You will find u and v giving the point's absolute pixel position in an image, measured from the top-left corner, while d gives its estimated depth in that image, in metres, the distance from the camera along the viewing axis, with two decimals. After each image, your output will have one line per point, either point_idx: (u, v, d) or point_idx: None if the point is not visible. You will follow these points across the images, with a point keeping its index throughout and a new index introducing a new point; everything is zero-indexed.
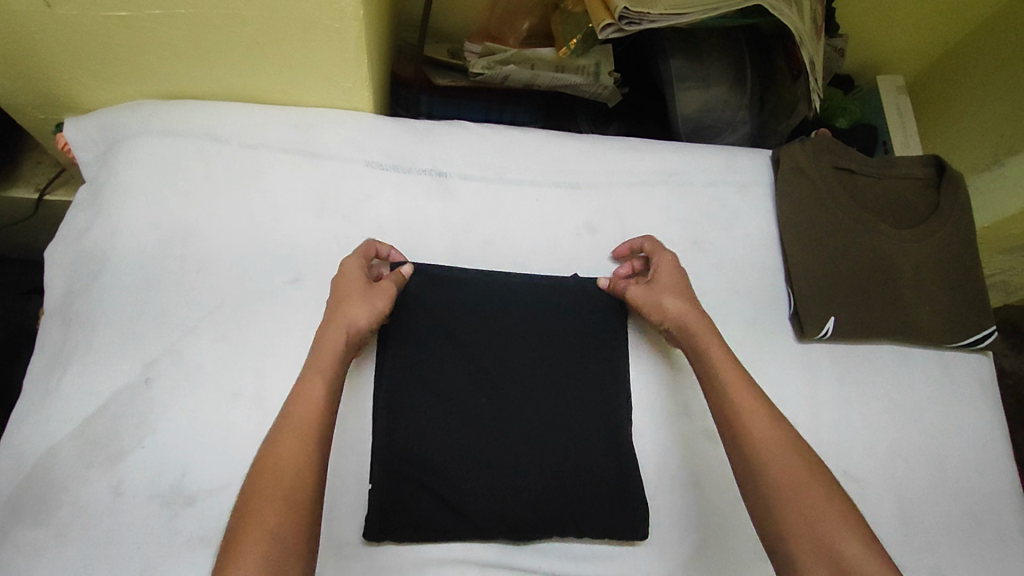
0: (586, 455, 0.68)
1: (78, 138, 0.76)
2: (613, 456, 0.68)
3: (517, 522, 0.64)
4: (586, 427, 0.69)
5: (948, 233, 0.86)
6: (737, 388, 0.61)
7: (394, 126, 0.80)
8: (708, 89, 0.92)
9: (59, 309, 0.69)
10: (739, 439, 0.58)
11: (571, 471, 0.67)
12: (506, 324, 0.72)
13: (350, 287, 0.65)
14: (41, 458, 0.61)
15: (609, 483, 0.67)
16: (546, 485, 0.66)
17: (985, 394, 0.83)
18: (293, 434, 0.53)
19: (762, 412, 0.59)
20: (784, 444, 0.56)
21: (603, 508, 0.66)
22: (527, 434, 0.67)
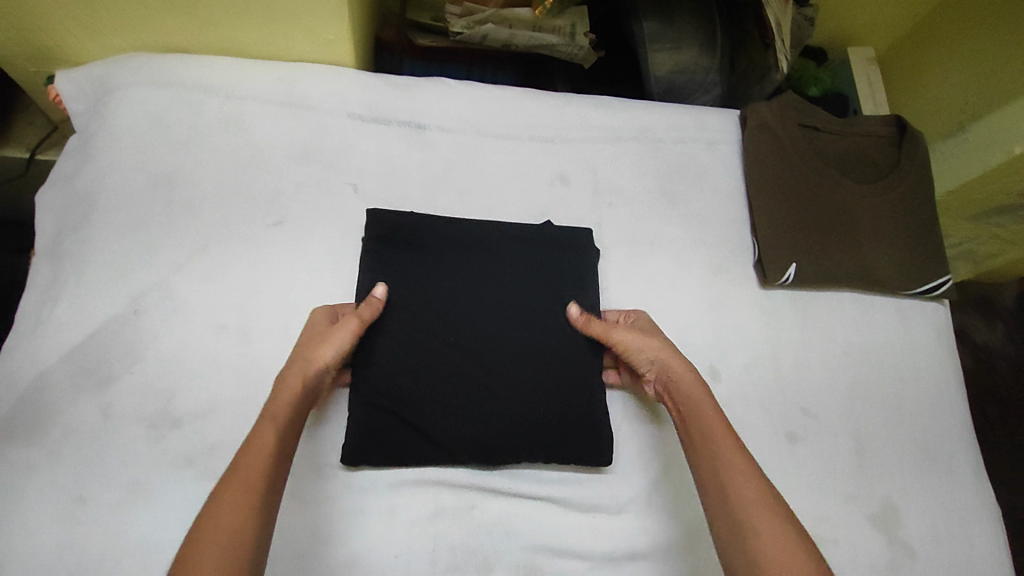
0: (553, 387, 0.72)
1: (68, 89, 0.79)
2: (579, 387, 0.73)
3: (488, 448, 0.68)
4: (555, 360, 0.73)
5: (909, 188, 0.90)
6: (722, 442, 0.61)
7: (375, 80, 0.83)
8: (680, 51, 0.96)
9: (50, 248, 0.72)
10: (724, 497, 0.58)
11: (539, 404, 0.71)
12: (480, 265, 0.76)
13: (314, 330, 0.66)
14: (32, 383, 0.64)
15: (575, 414, 0.72)
16: (516, 415, 0.70)
17: (939, 339, 0.87)
18: (238, 484, 0.52)
19: (749, 473, 0.59)
20: (763, 507, 0.56)
21: (571, 436, 0.71)
22: (498, 367, 0.72)
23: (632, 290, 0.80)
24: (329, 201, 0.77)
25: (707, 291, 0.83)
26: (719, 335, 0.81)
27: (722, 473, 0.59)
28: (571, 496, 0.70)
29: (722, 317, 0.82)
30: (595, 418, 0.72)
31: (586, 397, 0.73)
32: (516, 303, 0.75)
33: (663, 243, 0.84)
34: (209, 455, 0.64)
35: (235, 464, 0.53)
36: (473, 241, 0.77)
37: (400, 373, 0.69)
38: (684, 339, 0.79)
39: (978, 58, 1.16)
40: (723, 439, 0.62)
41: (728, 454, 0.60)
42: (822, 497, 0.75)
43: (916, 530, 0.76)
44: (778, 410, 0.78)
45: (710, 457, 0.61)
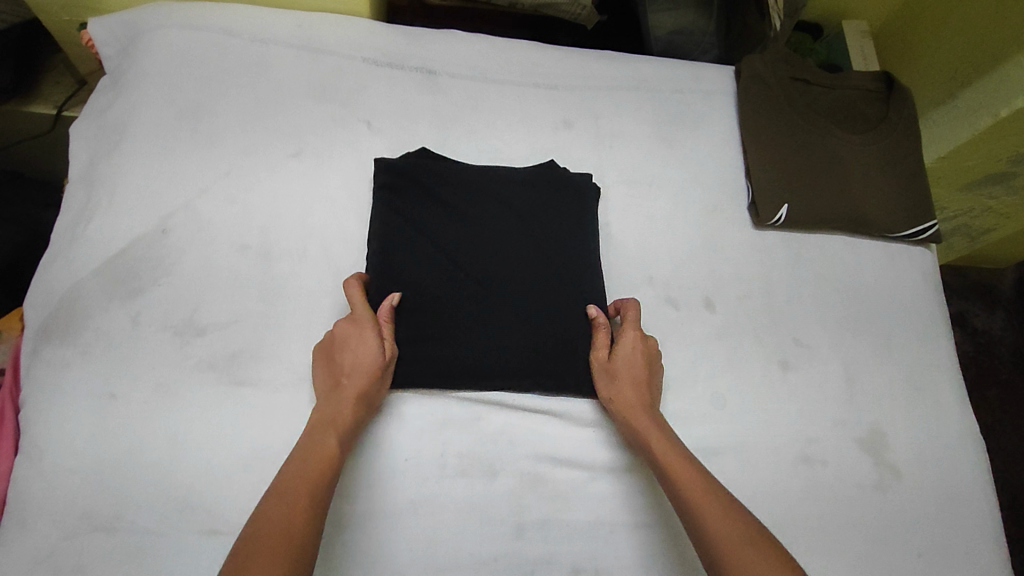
0: (551, 308, 0.75)
1: (102, 34, 0.84)
2: (579, 308, 0.76)
3: (492, 363, 0.72)
4: (554, 285, 0.77)
5: (896, 140, 0.95)
6: (687, 479, 0.62)
7: (389, 29, 0.88)
8: (677, 10, 1.00)
9: (84, 175, 0.76)
10: (698, 534, 0.58)
11: (536, 325, 0.74)
12: (484, 197, 0.79)
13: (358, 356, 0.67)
14: (67, 292, 0.68)
15: (572, 335, 0.75)
16: (517, 334, 0.73)
17: (927, 282, 0.91)
18: (299, 493, 0.55)
19: (715, 508, 0.59)
20: (741, 535, 0.57)
21: (569, 354, 0.74)
22: (499, 291, 0.75)
23: (632, 227, 0.84)
24: (346, 137, 0.81)
25: (705, 230, 0.87)
26: (715, 271, 0.85)
27: (691, 516, 0.60)
28: (574, 410, 0.74)
29: (718, 254, 0.86)
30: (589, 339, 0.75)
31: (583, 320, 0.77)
32: (518, 232, 0.78)
33: (661, 185, 0.88)
34: (231, 361, 0.68)
35: (291, 470, 0.58)
36: (477, 173, 0.80)
37: (412, 294, 0.73)
38: (682, 273, 0.83)
39: (968, 30, 1.20)
40: (689, 478, 0.62)
41: (692, 494, 0.61)
42: (813, 422, 0.79)
43: (902, 455, 0.79)
44: (770, 341, 0.82)
45: (676, 501, 0.62)
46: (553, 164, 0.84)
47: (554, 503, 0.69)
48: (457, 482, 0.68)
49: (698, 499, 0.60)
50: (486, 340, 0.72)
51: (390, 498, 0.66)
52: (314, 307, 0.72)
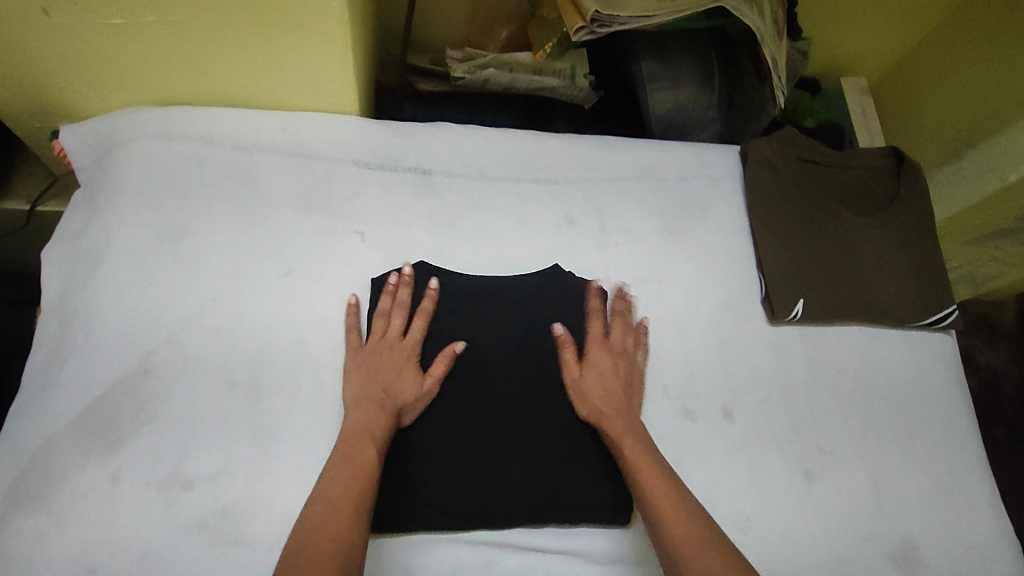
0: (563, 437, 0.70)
1: (75, 145, 0.79)
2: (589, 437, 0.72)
3: (500, 508, 0.66)
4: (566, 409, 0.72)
5: (910, 220, 0.91)
6: (650, 477, 0.63)
7: (380, 127, 0.84)
8: (678, 90, 0.97)
9: (57, 307, 0.71)
10: (660, 533, 0.59)
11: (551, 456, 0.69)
12: (482, 316, 0.75)
13: (389, 372, 0.68)
14: (39, 449, 0.63)
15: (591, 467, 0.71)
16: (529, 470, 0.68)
17: (949, 371, 0.87)
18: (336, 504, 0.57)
19: (677, 510, 0.60)
20: (700, 540, 0.58)
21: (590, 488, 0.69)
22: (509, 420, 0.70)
23: (643, 332, 0.80)
24: (337, 249, 0.77)
25: (717, 329, 0.83)
26: (731, 373, 0.80)
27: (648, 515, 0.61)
28: (593, 548, 0.69)
29: (733, 355, 0.82)
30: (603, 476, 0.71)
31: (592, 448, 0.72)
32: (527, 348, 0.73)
33: (671, 282, 0.84)
34: (221, 518, 0.62)
35: (323, 486, 0.59)
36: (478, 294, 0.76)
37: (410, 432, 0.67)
38: (696, 379, 0.79)
39: (967, 87, 1.17)
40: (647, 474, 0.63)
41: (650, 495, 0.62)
42: (842, 536, 0.74)
43: (939, 567, 0.75)
44: (793, 451, 0.78)
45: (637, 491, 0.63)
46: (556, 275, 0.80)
47: None
48: None
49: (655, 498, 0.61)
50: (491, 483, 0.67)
51: None
52: (310, 447, 0.67)
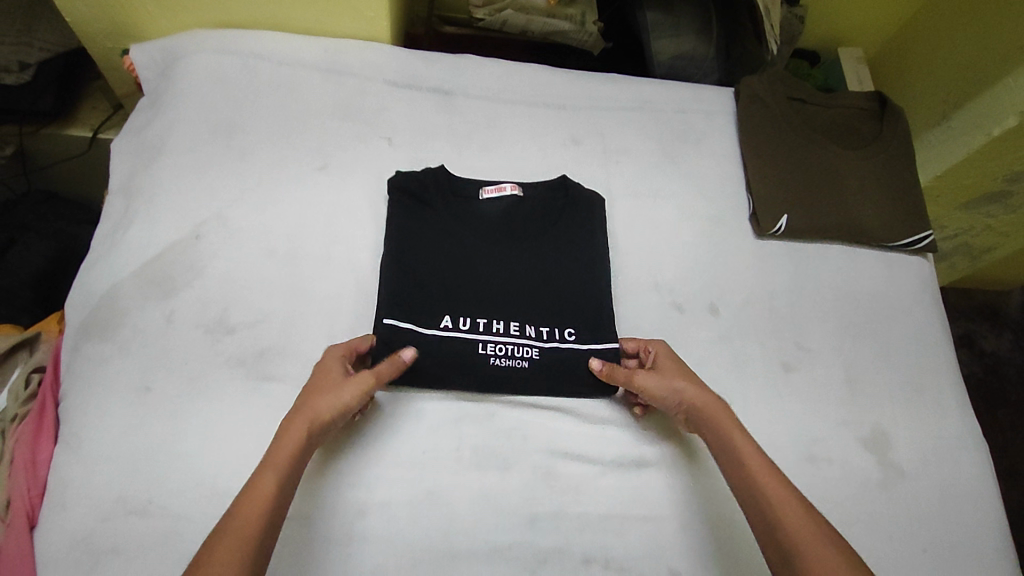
0: (457, 339, 0.74)
1: (142, 59, 0.90)
2: (484, 338, 0.75)
3: (495, 378, 0.74)
4: (476, 313, 0.76)
5: (891, 155, 0.98)
6: (760, 472, 0.62)
7: (408, 55, 0.94)
8: (679, 37, 1.06)
9: (124, 187, 0.81)
10: (771, 520, 0.59)
11: (431, 354, 0.73)
12: (478, 212, 0.83)
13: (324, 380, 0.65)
14: (108, 291, 0.73)
15: (492, 364, 0.74)
16: (520, 347, 0.75)
17: (925, 288, 0.94)
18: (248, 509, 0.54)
19: (791, 504, 0.59)
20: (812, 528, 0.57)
21: (508, 379, 0.74)
22: (428, 319, 0.74)
23: (638, 235, 0.89)
24: (367, 152, 0.86)
25: (708, 242, 0.90)
26: (718, 277, 0.88)
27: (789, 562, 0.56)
28: (584, 409, 0.77)
29: (722, 261, 0.89)
30: (524, 365, 0.75)
31: (506, 342, 0.75)
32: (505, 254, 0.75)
33: (664, 197, 0.92)
34: (258, 358, 0.72)
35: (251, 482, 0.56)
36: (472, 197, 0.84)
37: (413, 300, 0.75)
38: (687, 280, 0.87)
39: (955, 55, 1.26)
40: (794, 515, 0.58)
41: (795, 536, 0.56)
42: (815, 421, 0.81)
43: (905, 454, 0.81)
44: (772, 344, 0.85)
45: (773, 536, 0.58)
46: (513, 198, 0.85)
47: (564, 496, 0.71)
48: (472, 474, 0.71)
49: (800, 535, 0.56)
50: (484, 357, 0.74)
51: (409, 486, 0.69)
52: (337, 307, 0.76)
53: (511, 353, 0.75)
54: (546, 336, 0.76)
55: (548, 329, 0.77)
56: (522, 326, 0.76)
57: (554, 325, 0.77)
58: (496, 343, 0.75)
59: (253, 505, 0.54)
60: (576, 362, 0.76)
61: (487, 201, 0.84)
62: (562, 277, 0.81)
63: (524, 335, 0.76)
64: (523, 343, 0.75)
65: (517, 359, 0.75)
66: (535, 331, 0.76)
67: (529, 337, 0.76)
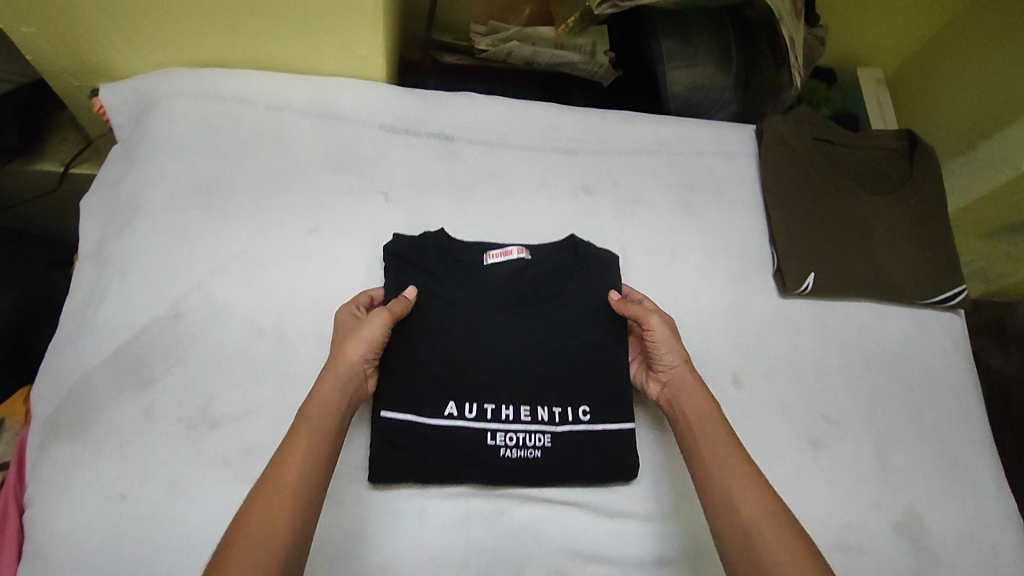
0: (464, 429, 0.68)
1: (113, 101, 0.82)
2: (493, 426, 0.68)
3: (504, 469, 0.68)
4: (484, 398, 0.69)
5: (922, 200, 0.91)
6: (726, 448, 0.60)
7: (406, 95, 0.86)
8: (696, 68, 0.98)
9: (93, 253, 0.74)
10: (730, 497, 0.57)
11: (436, 446, 0.67)
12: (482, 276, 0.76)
13: (346, 328, 0.67)
14: (77, 382, 0.66)
15: (502, 456, 0.68)
16: (532, 435, 0.69)
17: (956, 349, 0.88)
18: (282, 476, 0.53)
19: (752, 482, 0.57)
20: (767, 511, 0.55)
21: (519, 472, 0.68)
22: (431, 407, 0.68)
23: (656, 298, 0.82)
24: (362, 209, 0.79)
25: (729, 300, 0.84)
26: (740, 342, 0.82)
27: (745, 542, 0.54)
28: (601, 502, 0.71)
29: (746, 324, 0.83)
30: (536, 454, 0.68)
31: (517, 431, 0.68)
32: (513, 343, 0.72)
33: (683, 253, 0.86)
34: (246, 456, 0.65)
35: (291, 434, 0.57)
36: (477, 263, 0.76)
37: (413, 385, 0.69)
38: (709, 346, 0.81)
39: (983, 80, 1.18)
40: (753, 495, 0.56)
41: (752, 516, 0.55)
42: (846, 503, 0.76)
43: (940, 539, 0.76)
44: (799, 419, 0.79)
45: (729, 511, 0.56)
46: (519, 260, 0.77)
47: None
48: None
49: (758, 516, 0.55)
50: (491, 447, 0.68)
51: None
52: None
53: (523, 443, 0.68)
54: (559, 419, 0.70)
55: (561, 412, 0.70)
56: (533, 410, 0.69)
57: (567, 406, 0.70)
58: (507, 431, 0.68)
59: (293, 458, 0.54)
60: (591, 448, 0.69)
61: (493, 265, 0.77)
62: (573, 354, 0.73)
63: (536, 421, 0.69)
64: (535, 431, 0.69)
65: (528, 449, 0.68)
66: (548, 414, 0.69)
67: (542, 422, 0.69)
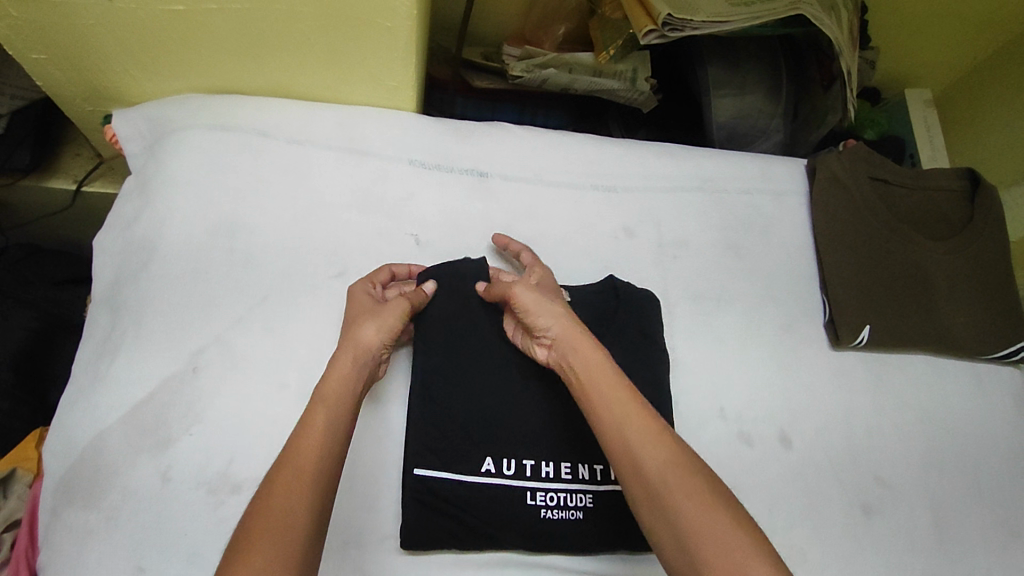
0: (502, 488, 0.63)
1: (127, 130, 0.77)
2: (532, 485, 0.64)
3: (544, 534, 0.63)
4: (522, 454, 0.65)
5: (983, 245, 0.85)
6: (617, 401, 0.53)
7: (437, 127, 0.82)
8: (743, 97, 0.93)
9: (108, 298, 0.70)
10: (633, 462, 0.50)
11: (472, 508, 0.63)
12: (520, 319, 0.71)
13: (360, 309, 0.64)
14: (90, 442, 0.62)
15: (542, 518, 0.63)
16: (572, 496, 0.64)
17: (1016, 406, 0.83)
18: (292, 468, 0.50)
19: (652, 437, 0.50)
20: (676, 469, 0.49)
21: (560, 535, 0.63)
22: (466, 463, 0.64)
23: (701, 350, 0.77)
24: (390, 252, 0.75)
25: (776, 352, 0.79)
26: (789, 398, 0.77)
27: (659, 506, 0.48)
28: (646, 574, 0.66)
29: (795, 379, 0.78)
30: (578, 516, 0.64)
31: (557, 491, 0.64)
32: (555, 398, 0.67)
33: (729, 300, 0.81)
34: None
35: (303, 420, 0.54)
36: None
37: (446, 439, 0.64)
38: (757, 403, 0.76)
39: None
40: (656, 450, 0.50)
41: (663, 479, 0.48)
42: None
43: None
44: (853, 483, 0.74)
45: (637, 475, 0.49)
46: None
47: None
48: None
49: (667, 476, 0.48)
50: (530, 508, 0.63)
51: None
52: (358, 453, 0.65)
53: (564, 503, 0.64)
54: (602, 478, 0.65)
55: (603, 469, 0.65)
56: (575, 467, 0.65)
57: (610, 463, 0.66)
58: (547, 491, 0.64)
59: (306, 445, 0.52)
60: None
61: None
62: None
63: (577, 480, 0.64)
64: (576, 490, 0.64)
65: (569, 510, 0.64)
66: (590, 473, 0.65)
67: (583, 480, 0.65)
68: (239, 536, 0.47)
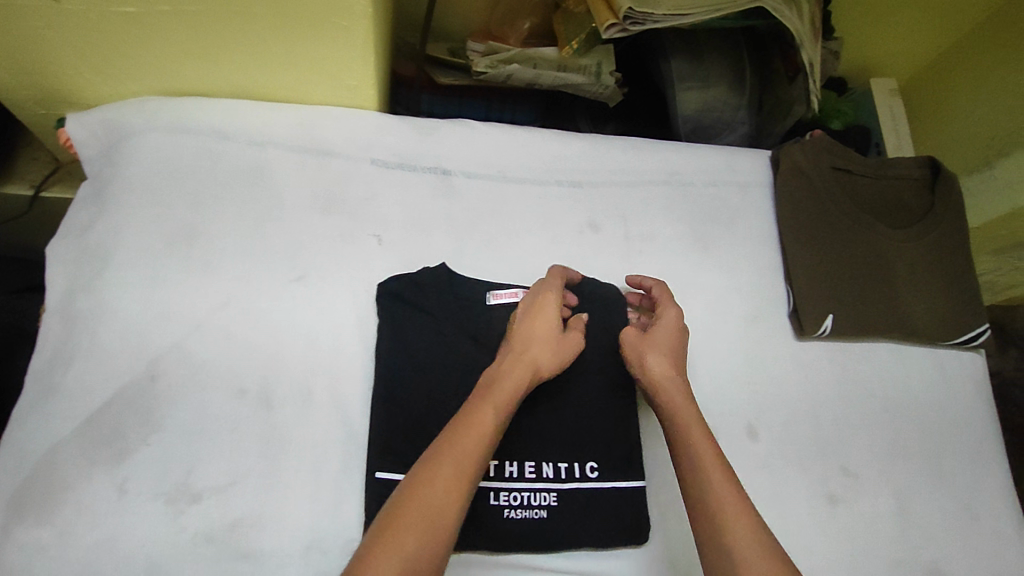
0: None
1: (80, 133, 0.75)
2: (496, 484, 0.63)
3: (508, 534, 0.63)
4: None
5: (944, 234, 0.86)
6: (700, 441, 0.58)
7: (400, 125, 0.81)
8: (707, 90, 0.93)
9: (60, 306, 0.68)
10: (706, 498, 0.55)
11: None
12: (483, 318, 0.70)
13: (551, 334, 0.65)
14: (44, 455, 0.61)
15: (505, 518, 0.63)
16: (536, 494, 0.64)
17: (978, 392, 0.84)
18: (454, 466, 0.52)
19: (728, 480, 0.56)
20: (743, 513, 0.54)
21: (524, 534, 0.63)
22: None
23: None
24: (353, 253, 0.74)
25: (742, 345, 0.79)
26: (755, 390, 0.77)
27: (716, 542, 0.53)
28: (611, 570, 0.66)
29: (761, 371, 0.79)
30: (542, 514, 0.64)
31: (521, 490, 0.64)
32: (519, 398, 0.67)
33: (694, 293, 0.81)
34: (230, 531, 0.60)
35: (465, 414, 0.55)
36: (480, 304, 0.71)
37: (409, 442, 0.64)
38: (722, 396, 0.76)
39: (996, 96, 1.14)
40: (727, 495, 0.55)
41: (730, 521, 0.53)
42: (867, 564, 0.72)
43: None
44: (818, 473, 0.75)
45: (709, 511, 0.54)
46: None
47: None
48: None
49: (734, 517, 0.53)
50: (494, 508, 0.63)
51: None
52: (321, 458, 0.64)
53: (528, 503, 0.64)
54: (566, 476, 0.65)
55: (567, 467, 0.65)
56: (539, 466, 0.65)
57: (574, 461, 0.66)
58: (510, 490, 0.63)
59: (468, 443, 0.53)
60: (601, 507, 0.65)
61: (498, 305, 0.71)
62: (581, 405, 0.68)
63: (541, 478, 0.64)
64: (541, 489, 0.64)
65: (533, 509, 0.64)
66: (554, 471, 0.65)
67: (547, 479, 0.64)
68: (380, 527, 0.48)
